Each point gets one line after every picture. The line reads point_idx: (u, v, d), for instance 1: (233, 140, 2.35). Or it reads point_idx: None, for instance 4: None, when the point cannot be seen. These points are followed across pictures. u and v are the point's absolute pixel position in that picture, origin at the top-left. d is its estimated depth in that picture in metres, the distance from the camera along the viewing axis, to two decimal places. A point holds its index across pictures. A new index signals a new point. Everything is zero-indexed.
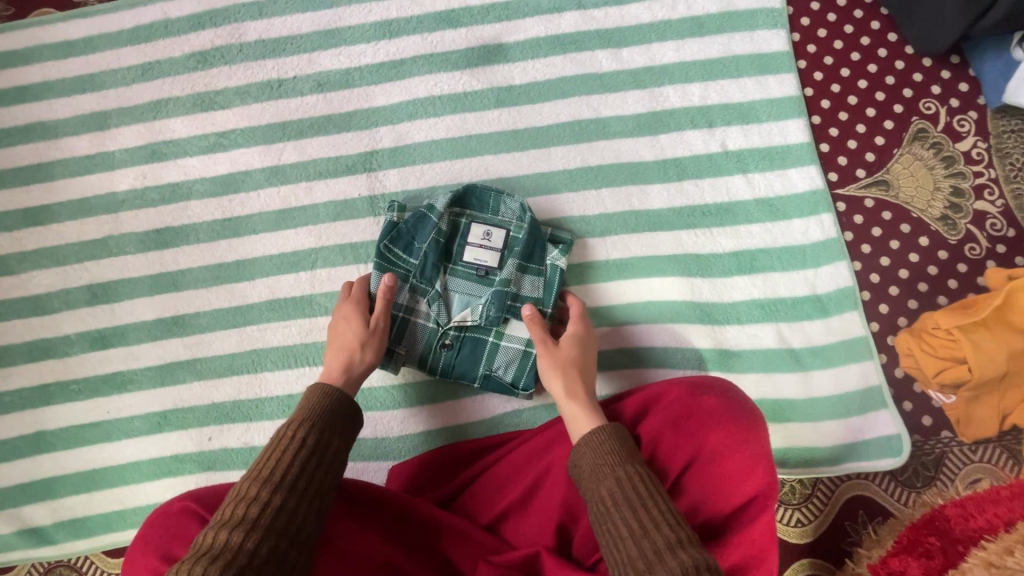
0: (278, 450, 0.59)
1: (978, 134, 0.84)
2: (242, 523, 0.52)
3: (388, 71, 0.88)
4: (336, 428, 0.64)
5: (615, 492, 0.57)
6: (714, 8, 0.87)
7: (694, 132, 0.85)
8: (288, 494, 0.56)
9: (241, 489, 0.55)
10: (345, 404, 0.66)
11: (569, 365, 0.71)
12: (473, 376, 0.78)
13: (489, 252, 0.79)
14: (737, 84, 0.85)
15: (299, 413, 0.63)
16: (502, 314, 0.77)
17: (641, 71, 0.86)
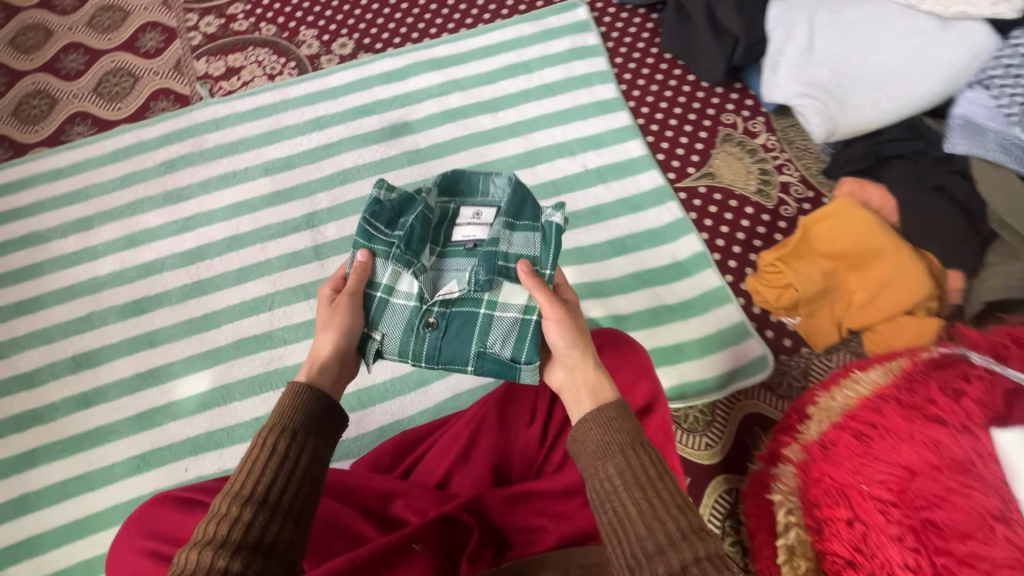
0: (250, 463, 0.56)
1: (767, 131, 1.13)
2: (211, 547, 0.50)
3: (321, 152, 1.13)
4: (311, 434, 0.60)
5: (623, 467, 0.54)
6: (561, 77, 1.18)
7: (561, 160, 1.11)
8: (262, 510, 0.54)
9: (212, 509, 0.53)
10: (316, 403, 0.62)
11: (575, 329, 0.68)
12: (467, 357, 0.69)
13: (479, 226, 0.74)
14: (586, 123, 1.14)
15: (270, 421, 0.59)
16: (493, 278, 0.70)
17: (514, 125, 1.14)
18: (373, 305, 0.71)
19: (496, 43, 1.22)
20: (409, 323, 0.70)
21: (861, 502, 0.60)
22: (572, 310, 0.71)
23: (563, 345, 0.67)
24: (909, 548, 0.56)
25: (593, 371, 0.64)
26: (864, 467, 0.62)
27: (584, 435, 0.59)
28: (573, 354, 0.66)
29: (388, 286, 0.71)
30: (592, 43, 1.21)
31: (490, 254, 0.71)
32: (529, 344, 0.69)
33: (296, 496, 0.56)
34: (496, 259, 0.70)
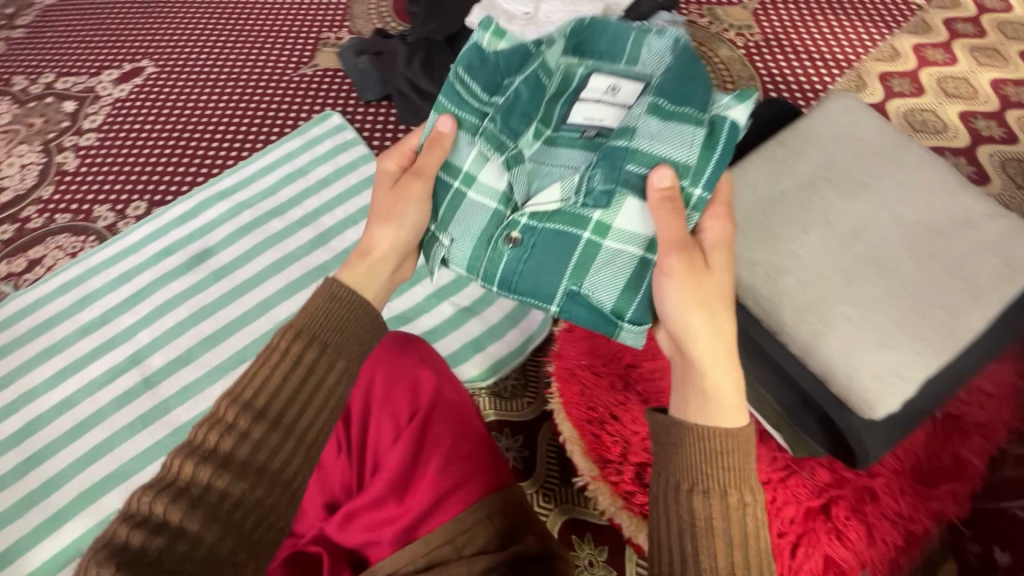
0: (270, 373, 0.62)
1: None
2: (213, 457, 0.58)
3: (134, 298, 1.24)
4: (340, 352, 0.65)
5: (713, 503, 0.55)
6: (332, 170, 1.41)
7: (348, 232, 1.31)
8: (272, 430, 0.61)
9: (221, 413, 0.60)
10: (344, 319, 0.67)
11: (701, 302, 0.63)
12: (554, 292, 0.72)
13: (608, 106, 0.72)
14: (360, 197, 1.36)
15: (312, 317, 0.65)
16: (612, 188, 0.69)
17: (302, 219, 1.33)
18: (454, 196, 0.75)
19: (271, 161, 1.43)
20: (488, 235, 0.73)
21: (583, 373, 0.77)
22: (723, 266, 0.65)
23: (684, 317, 0.63)
24: (620, 389, 0.74)
25: (728, 355, 0.61)
26: (574, 347, 0.80)
27: (688, 440, 0.57)
28: (698, 331, 0.62)
29: (468, 176, 0.74)
30: (350, 136, 1.46)
31: (615, 156, 0.69)
32: (636, 302, 0.70)
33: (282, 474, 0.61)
34: (621, 166, 0.69)
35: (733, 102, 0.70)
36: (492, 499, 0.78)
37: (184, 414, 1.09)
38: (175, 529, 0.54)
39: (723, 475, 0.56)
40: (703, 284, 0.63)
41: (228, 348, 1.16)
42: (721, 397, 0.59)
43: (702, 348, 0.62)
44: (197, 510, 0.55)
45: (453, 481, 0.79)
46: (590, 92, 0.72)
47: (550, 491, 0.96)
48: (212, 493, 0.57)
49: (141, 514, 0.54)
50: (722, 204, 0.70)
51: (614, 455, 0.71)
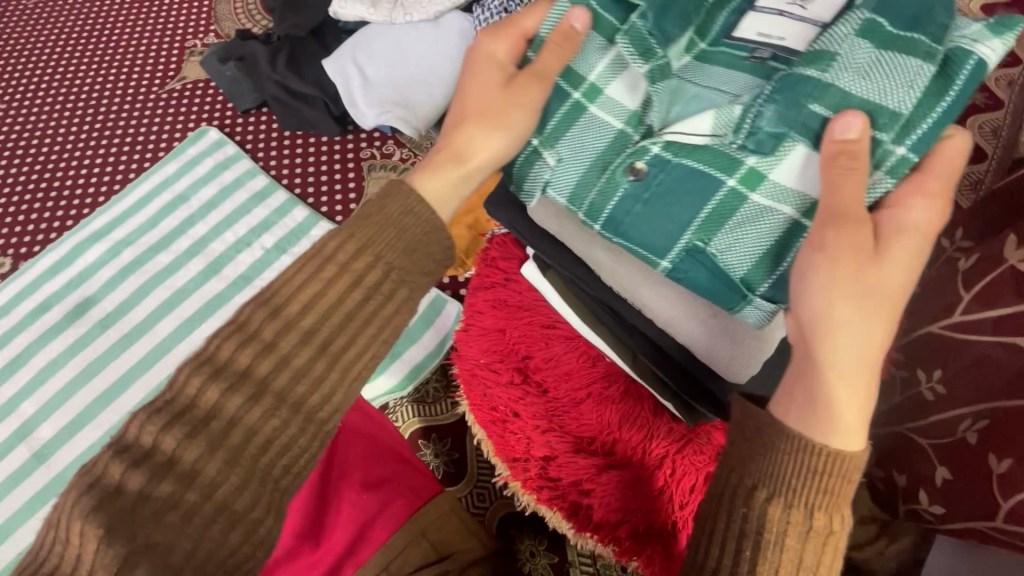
0: (318, 286, 0.52)
1: (399, 147, 1.33)
2: (243, 383, 0.49)
3: (13, 366, 1.13)
4: (401, 263, 0.54)
5: (802, 524, 0.44)
6: (216, 191, 1.31)
7: (241, 255, 1.22)
8: (316, 357, 0.52)
9: (253, 327, 0.51)
10: (412, 242, 0.55)
11: (859, 289, 0.46)
12: (671, 245, 0.53)
13: (790, 30, 0.55)
14: (251, 216, 1.27)
15: (372, 215, 0.54)
16: (783, 130, 0.50)
17: (190, 248, 1.24)
18: (563, 109, 0.57)
19: (147, 191, 1.32)
20: (606, 160, 0.56)
21: (482, 371, 0.73)
22: (895, 255, 0.47)
23: (839, 309, 0.45)
24: (520, 383, 0.70)
25: (873, 361, 0.46)
26: (471, 343, 0.75)
27: (782, 465, 0.45)
28: (858, 327, 0.45)
29: (594, 85, 0.57)
30: (232, 151, 1.36)
31: (797, 79, 0.49)
32: (773, 273, 0.51)
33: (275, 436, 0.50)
34: (802, 103, 0.49)
35: (989, 31, 0.47)
36: (424, 514, 0.76)
37: None
38: (187, 470, 0.47)
39: (819, 495, 0.44)
40: (887, 275, 0.46)
41: (126, 403, 1.07)
42: (855, 410, 0.45)
43: (859, 349, 0.45)
44: (218, 451, 0.48)
45: (381, 503, 0.76)
46: (769, 3, 0.56)
47: (484, 488, 0.94)
48: (236, 433, 0.48)
49: (147, 447, 0.47)
50: (937, 180, 0.48)
51: (520, 453, 0.68)
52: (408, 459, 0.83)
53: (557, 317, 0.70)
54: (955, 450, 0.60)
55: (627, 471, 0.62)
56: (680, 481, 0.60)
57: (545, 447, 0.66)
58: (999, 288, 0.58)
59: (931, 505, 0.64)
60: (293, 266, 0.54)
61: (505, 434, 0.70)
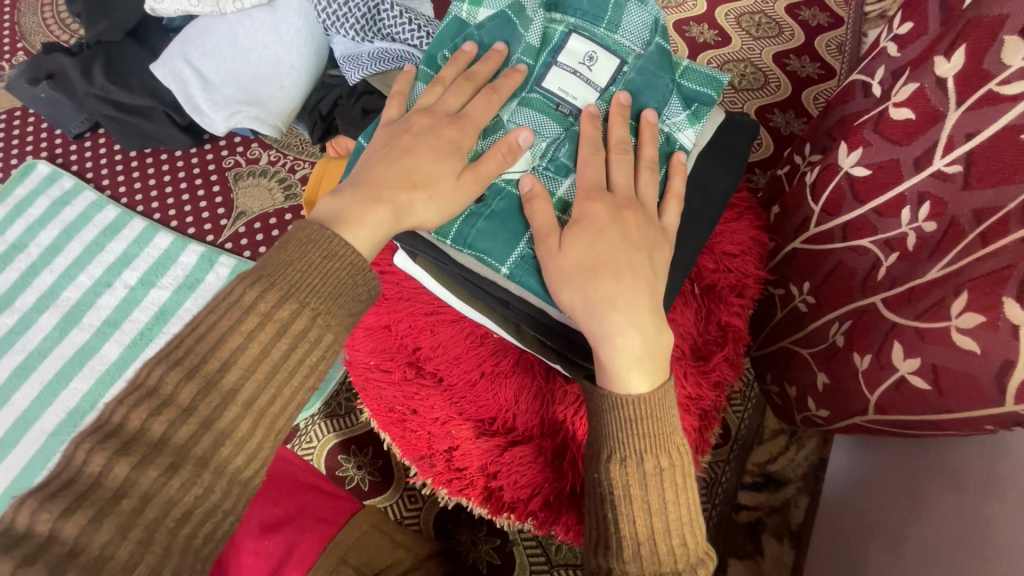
0: (237, 334, 0.45)
1: (264, 150, 1.22)
2: (165, 450, 0.41)
3: None
4: (333, 302, 0.48)
5: (649, 471, 0.49)
6: (58, 232, 1.15)
7: (102, 298, 1.08)
8: (240, 414, 0.44)
9: (166, 389, 0.42)
10: (349, 288, 0.49)
11: (595, 261, 0.53)
12: (509, 252, 0.57)
13: (583, 78, 0.60)
14: (106, 252, 1.13)
15: (290, 256, 0.48)
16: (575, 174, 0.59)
17: (38, 302, 1.08)
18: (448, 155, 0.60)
19: None
20: None
21: (374, 375, 0.68)
22: (584, 239, 0.53)
23: (563, 294, 0.53)
24: (413, 378, 0.66)
25: (621, 313, 0.51)
26: (357, 346, 0.70)
27: (612, 422, 0.50)
28: (583, 294, 0.52)
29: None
30: (70, 184, 1.20)
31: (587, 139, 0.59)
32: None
33: (193, 501, 0.41)
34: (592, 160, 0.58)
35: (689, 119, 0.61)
36: (339, 541, 0.71)
37: None
38: (96, 556, 0.37)
39: (643, 443, 0.49)
40: (602, 240, 0.53)
41: None
42: (627, 360, 0.51)
43: (594, 311, 0.51)
44: (107, 521, 0.38)
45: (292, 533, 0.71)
46: (567, 56, 0.61)
47: (414, 489, 0.91)
48: (128, 499, 0.39)
49: (41, 538, 0.36)
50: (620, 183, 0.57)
51: (424, 449, 0.64)
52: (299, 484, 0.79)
53: (438, 302, 0.67)
54: (829, 355, 0.63)
55: (531, 444, 0.61)
56: (582, 444, 0.59)
57: (446, 439, 0.63)
58: (838, 198, 0.60)
59: (819, 410, 0.68)
60: (204, 316, 0.46)
61: (405, 433, 0.66)
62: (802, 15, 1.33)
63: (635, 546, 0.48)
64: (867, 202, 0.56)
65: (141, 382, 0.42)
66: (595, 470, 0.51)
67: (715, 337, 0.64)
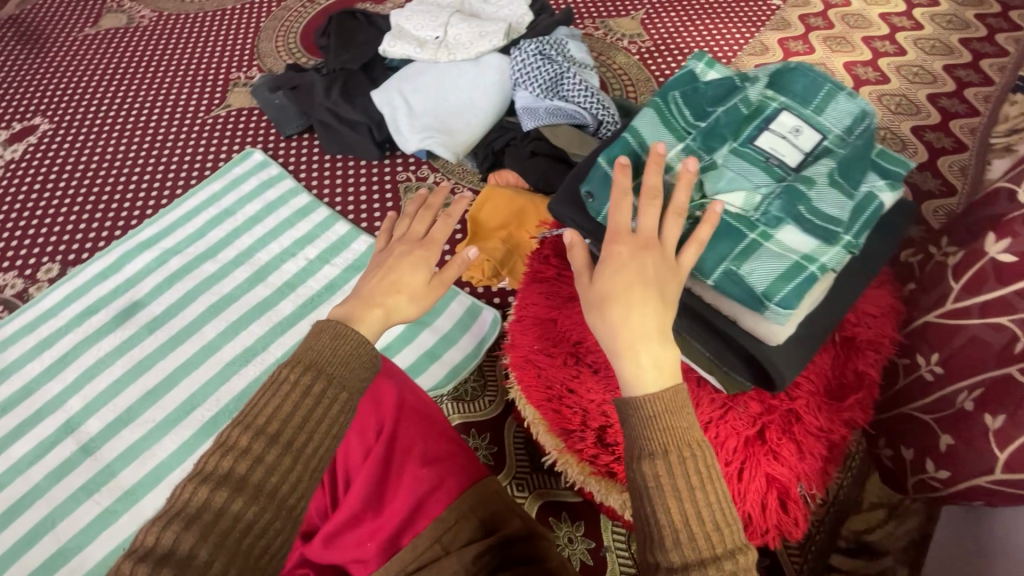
0: (278, 395, 0.64)
1: (432, 171, 1.44)
2: (228, 480, 0.60)
3: (58, 366, 1.16)
4: (345, 369, 0.67)
5: (673, 465, 0.52)
6: (260, 206, 1.40)
7: (287, 264, 1.30)
8: (282, 453, 0.62)
9: (238, 440, 0.61)
10: (355, 358, 0.68)
11: (617, 291, 0.56)
12: (714, 264, 0.57)
13: (789, 144, 0.61)
14: (295, 229, 1.35)
15: (309, 342, 0.68)
16: (783, 216, 0.57)
17: (236, 258, 1.31)
18: (619, 147, 0.64)
19: (195, 206, 1.40)
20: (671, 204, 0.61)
21: (535, 356, 0.81)
22: (607, 272, 0.57)
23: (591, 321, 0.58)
24: (573, 364, 0.79)
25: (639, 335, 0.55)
26: (525, 333, 0.84)
27: (636, 422, 0.54)
28: (612, 323, 0.56)
29: (665, 163, 0.62)
30: (275, 171, 1.46)
31: (794, 191, 0.58)
32: (791, 287, 0.55)
33: (250, 519, 0.59)
34: (796, 203, 0.57)
35: (889, 188, 0.61)
36: (469, 494, 0.81)
37: (131, 477, 1.03)
38: (183, 558, 0.56)
39: (667, 438, 0.53)
40: (627, 269, 0.56)
41: (173, 401, 1.11)
42: (636, 371, 0.54)
43: (610, 340, 0.56)
44: (193, 525, 0.57)
45: (380, 461, 0.81)
46: (777, 125, 0.62)
47: (522, 479, 1.00)
48: (209, 512, 0.58)
49: (147, 547, 0.56)
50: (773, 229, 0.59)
51: (576, 424, 0.77)
52: (396, 397, 0.85)
53: None
54: (954, 419, 0.71)
55: None
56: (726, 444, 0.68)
57: (601, 417, 0.75)
58: (981, 279, 0.69)
59: (938, 471, 0.74)
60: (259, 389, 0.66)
61: (560, 410, 0.78)
62: (926, 137, 1.46)
63: (670, 536, 0.50)
64: (1008, 285, 0.65)
65: (224, 439, 0.62)
66: (630, 470, 0.54)
67: (850, 382, 0.72)
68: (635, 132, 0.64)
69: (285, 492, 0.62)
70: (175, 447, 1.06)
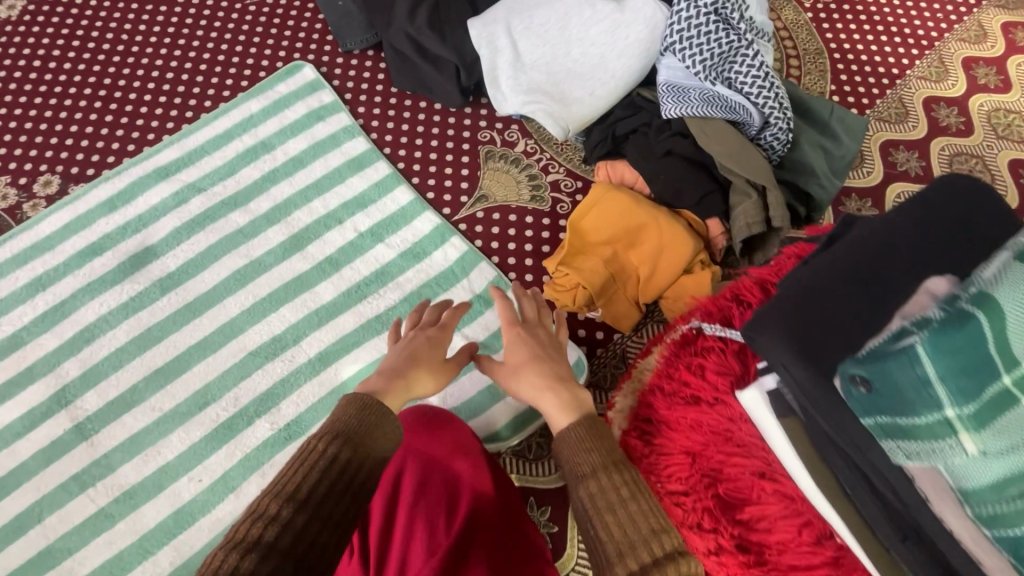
0: (313, 460, 0.55)
1: (523, 136, 1.14)
2: (256, 548, 0.48)
3: (54, 315, 0.96)
4: (380, 434, 0.60)
5: (607, 480, 0.55)
6: (306, 146, 1.12)
7: (330, 233, 1.04)
8: (313, 517, 0.53)
9: (270, 508, 0.51)
10: (384, 425, 0.61)
11: (529, 358, 0.71)
12: None
13: None
14: (346, 186, 1.08)
15: (341, 410, 0.60)
16: None
17: (270, 212, 1.06)
18: (960, 336, 0.36)
19: (226, 128, 1.12)
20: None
21: (662, 499, 0.64)
22: (517, 341, 0.73)
23: (508, 380, 0.71)
24: (709, 532, 0.59)
25: (554, 387, 0.67)
26: (655, 466, 0.65)
27: (562, 445, 0.60)
28: (526, 377, 0.70)
29: None
30: (328, 100, 1.15)
31: None
32: None
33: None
34: None
35: None
36: None
37: (132, 476, 0.87)
38: None
39: (600, 459, 0.57)
40: (529, 339, 0.74)
41: (185, 388, 0.93)
42: (555, 412, 0.65)
43: (527, 390, 0.69)
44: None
45: (453, 543, 0.68)
46: None
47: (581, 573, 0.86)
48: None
49: None
50: None
51: None
52: (473, 478, 0.78)
53: (775, 464, 0.56)
54: None
55: None
56: None
57: None
58: None
59: None
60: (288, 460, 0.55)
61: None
62: None
63: (616, 553, 0.51)
64: None
65: (254, 507, 0.51)
66: (573, 496, 0.57)
67: None
68: (997, 316, 0.36)
69: (315, 561, 0.52)
70: (183, 449, 0.89)
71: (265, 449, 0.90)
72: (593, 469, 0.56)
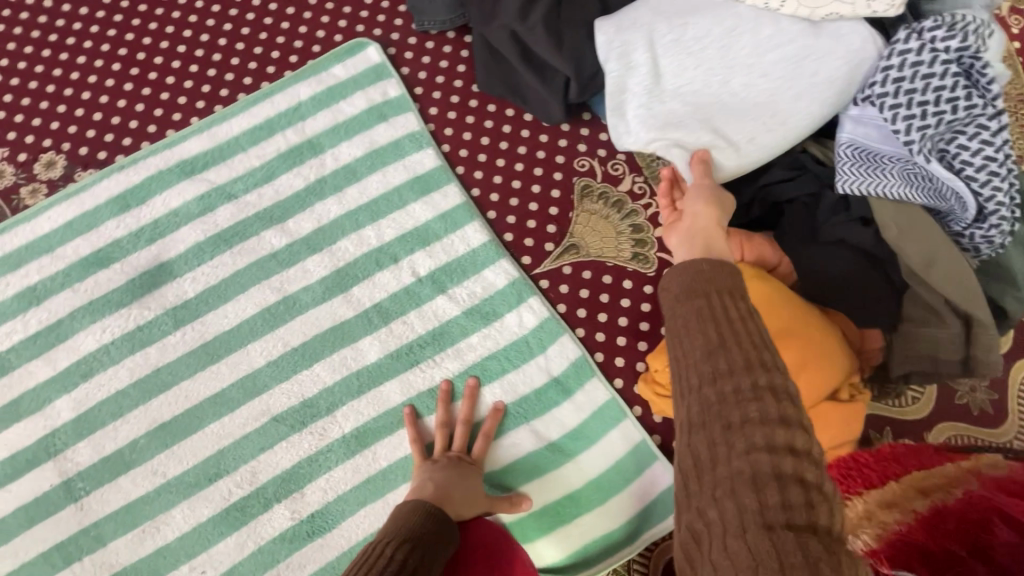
0: (373, 567, 0.53)
1: (632, 171, 0.90)
2: None
3: (47, 338, 0.80)
4: (430, 548, 0.58)
5: (718, 315, 0.48)
6: (362, 152, 0.89)
7: (382, 273, 0.84)
8: None
9: None
10: (436, 525, 0.60)
11: (715, 204, 0.67)
12: None
13: None
14: (405, 212, 0.87)
15: (398, 513, 0.61)
16: None
17: (312, 236, 0.86)
18: None
19: (267, 118, 0.90)
20: None
21: None
22: (703, 191, 0.69)
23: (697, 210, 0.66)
24: None
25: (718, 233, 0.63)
26: None
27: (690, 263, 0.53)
28: (705, 212, 0.66)
29: None
30: (394, 94, 0.92)
31: None
32: None
33: None
34: None
35: None
36: None
37: (126, 555, 0.73)
38: None
39: (722, 288, 0.50)
40: (714, 195, 0.69)
41: (194, 453, 0.77)
42: (712, 239, 0.60)
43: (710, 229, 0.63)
44: None
45: None
46: None
47: None
48: None
49: None
50: None
51: None
52: None
53: None
54: None
55: None
56: None
57: None
58: None
59: None
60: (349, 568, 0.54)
61: None
62: None
63: (709, 373, 0.46)
64: None
65: None
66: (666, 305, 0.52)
67: None
68: None
69: None
70: (188, 530, 0.74)
71: (285, 543, 0.75)
72: (716, 293, 0.50)
